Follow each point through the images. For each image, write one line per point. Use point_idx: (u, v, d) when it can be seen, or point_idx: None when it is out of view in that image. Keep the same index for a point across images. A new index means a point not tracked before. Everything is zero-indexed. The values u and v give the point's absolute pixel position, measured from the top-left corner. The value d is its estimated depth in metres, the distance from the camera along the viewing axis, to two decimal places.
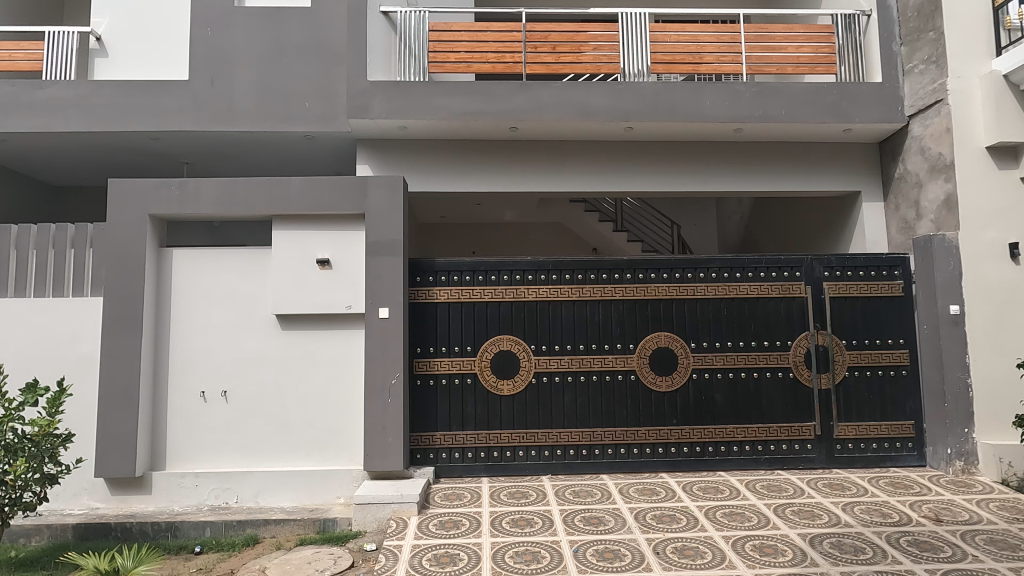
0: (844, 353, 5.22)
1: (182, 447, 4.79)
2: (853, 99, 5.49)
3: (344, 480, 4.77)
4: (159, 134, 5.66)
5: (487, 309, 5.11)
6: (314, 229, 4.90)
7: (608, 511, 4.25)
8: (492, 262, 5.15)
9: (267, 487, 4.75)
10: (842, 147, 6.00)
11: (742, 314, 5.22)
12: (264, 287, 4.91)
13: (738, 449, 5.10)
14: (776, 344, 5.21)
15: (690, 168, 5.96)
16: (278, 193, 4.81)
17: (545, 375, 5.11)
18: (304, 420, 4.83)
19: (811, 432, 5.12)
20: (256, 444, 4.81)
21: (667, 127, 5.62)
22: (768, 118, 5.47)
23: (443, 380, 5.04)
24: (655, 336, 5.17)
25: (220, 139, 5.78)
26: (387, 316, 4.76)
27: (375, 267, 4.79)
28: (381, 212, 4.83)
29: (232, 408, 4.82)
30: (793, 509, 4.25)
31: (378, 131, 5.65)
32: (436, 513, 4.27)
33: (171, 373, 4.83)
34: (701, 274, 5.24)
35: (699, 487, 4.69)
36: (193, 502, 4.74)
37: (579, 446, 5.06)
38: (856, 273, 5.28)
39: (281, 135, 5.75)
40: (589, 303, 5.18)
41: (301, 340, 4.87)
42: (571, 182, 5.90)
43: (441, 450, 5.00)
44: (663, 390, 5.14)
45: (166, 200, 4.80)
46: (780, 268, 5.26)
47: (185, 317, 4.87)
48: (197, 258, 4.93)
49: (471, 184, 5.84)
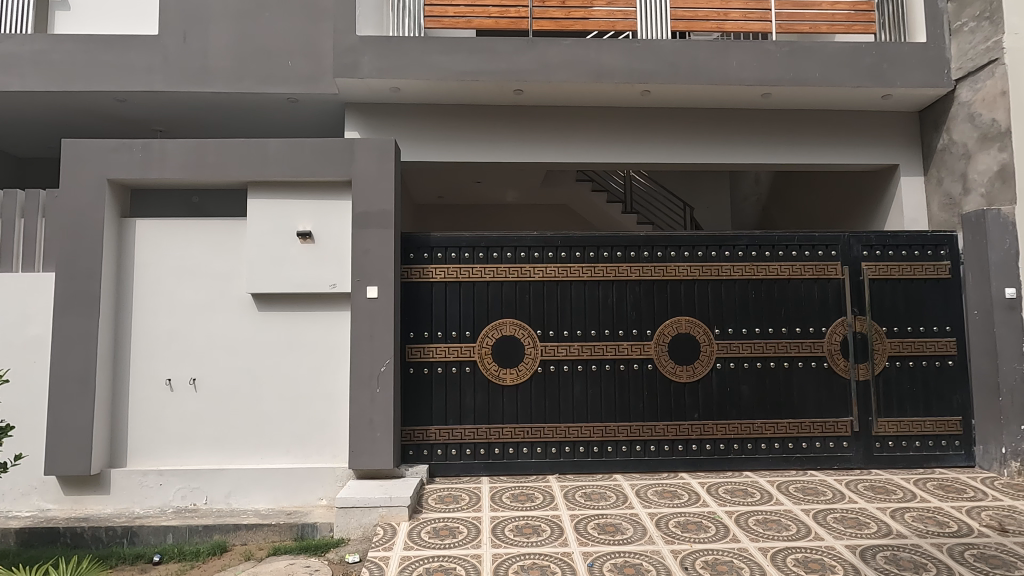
0: (884, 341, 4.69)
1: (145, 441, 4.27)
2: (895, 61, 4.95)
3: (326, 480, 4.24)
4: (125, 96, 5.10)
5: (488, 290, 4.58)
6: (294, 197, 4.36)
7: (626, 518, 3.73)
8: (493, 237, 4.61)
9: (240, 487, 4.23)
10: (878, 115, 5.47)
11: (771, 297, 4.70)
12: (238, 263, 4.37)
13: (766, 447, 4.59)
14: (809, 331, 4.69)
15: (711, 138, 5.43)
16: (254, 157, 4.28)
17: (552, 364, 4.58)
18: (283, 412, 4.30)
19: (847, 428, 4.61)
20: (228, 438, 4.29)
21: (687, 91, 5.08)
22: (801, 82, 4.93)
23: (439, 369, 4.52)
24: (675, 321, 4.65)
25: (193, 101, 5.22)
26: (376, 296, 4.24)
27: (362, 241, 4.26)
28: (369, 180, 4.30)
29: (202, 398, 4.29)
30: (836, 517, 3.73)
31: (368, 93, 5.10)
32: (430, 519, 3.75)
33: (134, 359, 4.30)
34: (726, 252, 4.70)
35: (726, 489, 4.17)
36: (157, 504, 4.22)
37: (590, 443, 4.55)
38: (897, 253, 4.75)
39: (261, 98, 5.21)
40: (602, 284, 4.65)
41: (279, 322, 4.34)
42: (582, 153, 5.36)
43: (436, 446, 4.48)
44: (683, 380, 4.61)
45: (127, 163, 4.26)
46: (814, 246, 4.72)
47: (149, 297, 4.34)
48: (164, 230, 4.39)
49: (470, 154, 5.30)
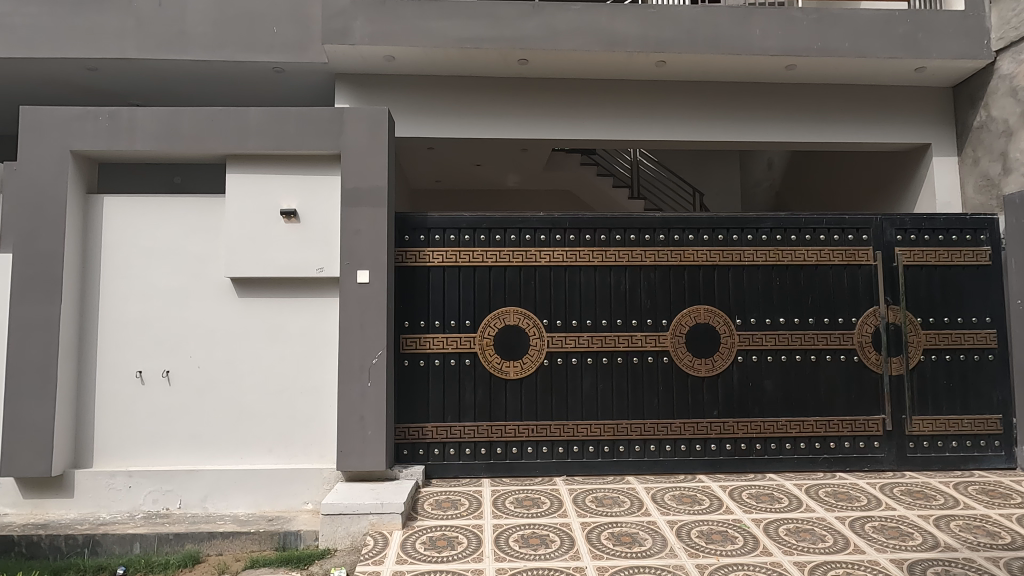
0: (919, 333, 4.32)
1: (113, 439, 3.89)
2: (930, 30, 4.56)
3: (312, 483, 3.86)
4: (96, 64, 4.69)
5: (491, 276, 4.21)
6: (277, 172, 3.97)
7: (643, 527, 3.36)
8: (496, 218, 4.22)
9: (217, 490, 3.86)
10: (908, 91, 5.09)
11: (797, 284, 4.33)
12: (215, 244, 3.98)
13: (791, 447, 4.23)
14: (838, 322, 4.32)
15: (730, 115, 5.04)
16: (233, 128, 3.89)
17: (560, 356, 4.21)
18: (265, 408, 3.92)
19: (878, 427, 4.25)
20: (204, 436, 3.91)
21: (706, 62, 4.68)
22: (830, 52, 4.54)
23: (436, 361, 4.15)
24: (693, 310, 4.27)
25: (170, 70, 4.81)
26: (367, 281, 3.86)
27: (351, 220, 3.87)
28: (360, 154, 3.91)
29: (176, 392, 3.91)
30: (875, 526, 3.37)
31: (359, 62, 4.70)
32: (426, 527, 3.38)
33: (101, 350, 3.92)
34: (749, 236, 4.33)
35: (750, 494, 3.80)
36: (125, 509, 3.85)
37: (600, 442, 4.18)
38: (933, 237, 4.38)
39: (244, 67, 4.81)
40: (613, 270, 4.27)
41: (261, 310, 3.96)
42: (590, 131, 4.98)
43: (432, 445, 4.11)
44: (702, 375, 4.25)
45: (92, 134, 3.86)
46: (843, 230, 4.35)
47: (118, 281, 3.95)
48: (135, 209, 4.00)
49: (471, 130, 4.92)
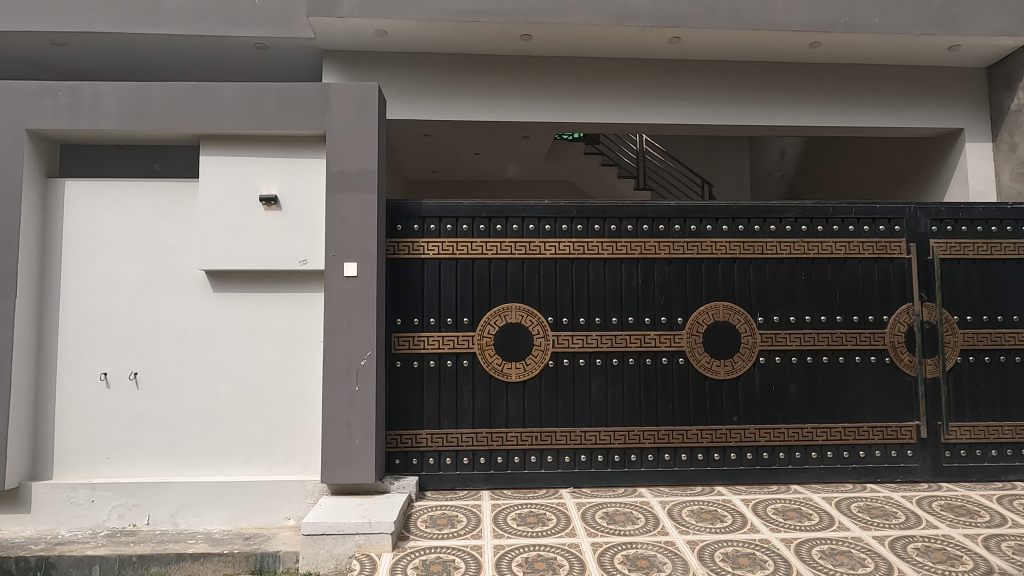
0: (956, 332, 3.98)
1: (74, 449, 3.53)
2: (967, 5, 4.19)
3: (294, 497, 3.51)
4: (62, 39, 4.32)
5: (491, 270, 3.85)
6: (255, 154, 3.60)
7: (661, 549, 3.02)
8: (496, 206, 3.86)
9: (189, 505, 3.50)
10: (939, 72, 4.74)
11: (824, 279, 3.98)
12: (188, 234, 3.62)
13: (817, 456, 3.89)
14: (868, 320, 3.97)
15: (749, 98, 4.69)
16: (207, 106, 3.52)
17: (566, 356, 3.86)
18: (244, 415, 3.57)
19: (912, 434, 3.91)
20: (176, 445, 3.55)
21: (725, 39, 4.32)
22: (860, 28, 4.17)
23: (431, 362, 3.79)
24: (711, 307, 3.92)
25: (144, 45, 4.43)
26: (355, 274, 3.50)
27: (338, 208, 3.51)
28: (348, 136, 3.55)
29: (146, 396, 3.56)
30: (919, 548, 3.03)
31: (348, 37, 4.33)
32: (419, 550, 3.02)
33: (62, 351, 3.55)
34: (771, 226, 3.98)
35: (776, 509, 3.46)
36: (88, 525, 3.49)
37: (610, 451, 3.84)
38: (972, 228, 4.03)
39: (224, 43, 4.44)
40: (624, 263, 3.93)
41: (239, 305, 3.60)
42: (599, 114, 4.62)
43: (427, 454, 3.76)
44: (720, 378, 3.90)
45: (50, 111, 3.49)
46: (874, 221, 4.00)
47: (81, 275, 3.59)
48: (99, 195, 3.63)
49: (469, 112, 4.56)
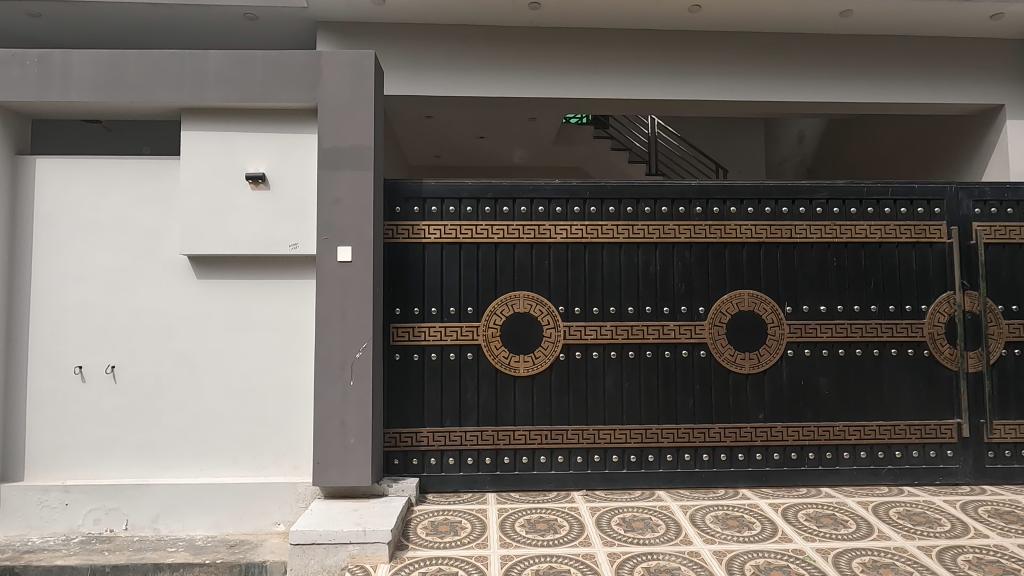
0: (1000, 323, 3.69)
1: (47, 448, 3.27)
2: None
3: (283, 501, 3.24)
4: (38, 9, 4.04)
5: (498, 255, 3.56)
6: (241, 129, 3.31)
7: (685, 560, 2.73)
8: (503, 187, 3.57)
9: (171, 509, 3.24)
10: (977, 44, 4.41)
11: (857, 265, 3.67)
12: (170, 216, 3.34)
13: (849, 457, 3.60)
14: (905, 310, 3.67)
15: (773, 73, 4.37)
16: (189, 75, 3.24)
17: (578, 349, 3.57)
18: (230, 412, 3.30)
19: (952, 433, 3.62)
20: (157, 444, 3.29)
21: (748, 7, 4.00)
22: None
23: (433, 355, 3.52)
24: (735, 296, 3.62)
25: (126, 15, 4.15)
26: (349, 259, 3.22)
27: (331, 187, 3.22)
28: (341, 109, 3.26)
29: (124, 392, 3.29)
30: (970, 560, 2.74)
31: (344, 7, 4.03)
32: (418, 561, 2.75)
33: (33, 342, 3.28)
34: (800, 208, 3.67)
35: (809, 515, 3.18)
36: (62, 530, 3.23)
37: (626, 450, 3.56)
38: (1017, 211, 3.73)
39: (212, 12, 4.15)
40: (641, 248, 3.63)
41: (224, 294, 3.32)
42: (612, 89, 4.31)
43: (428, 454, 3.49)
44: (745, 372, 3.61)
45: (19, 81, 3.21)
46: (912, 202, 3.69)
47: (53, 260, 3.31)
48: (73, 174, 3.35)
49: (472, 87, 4.26)
